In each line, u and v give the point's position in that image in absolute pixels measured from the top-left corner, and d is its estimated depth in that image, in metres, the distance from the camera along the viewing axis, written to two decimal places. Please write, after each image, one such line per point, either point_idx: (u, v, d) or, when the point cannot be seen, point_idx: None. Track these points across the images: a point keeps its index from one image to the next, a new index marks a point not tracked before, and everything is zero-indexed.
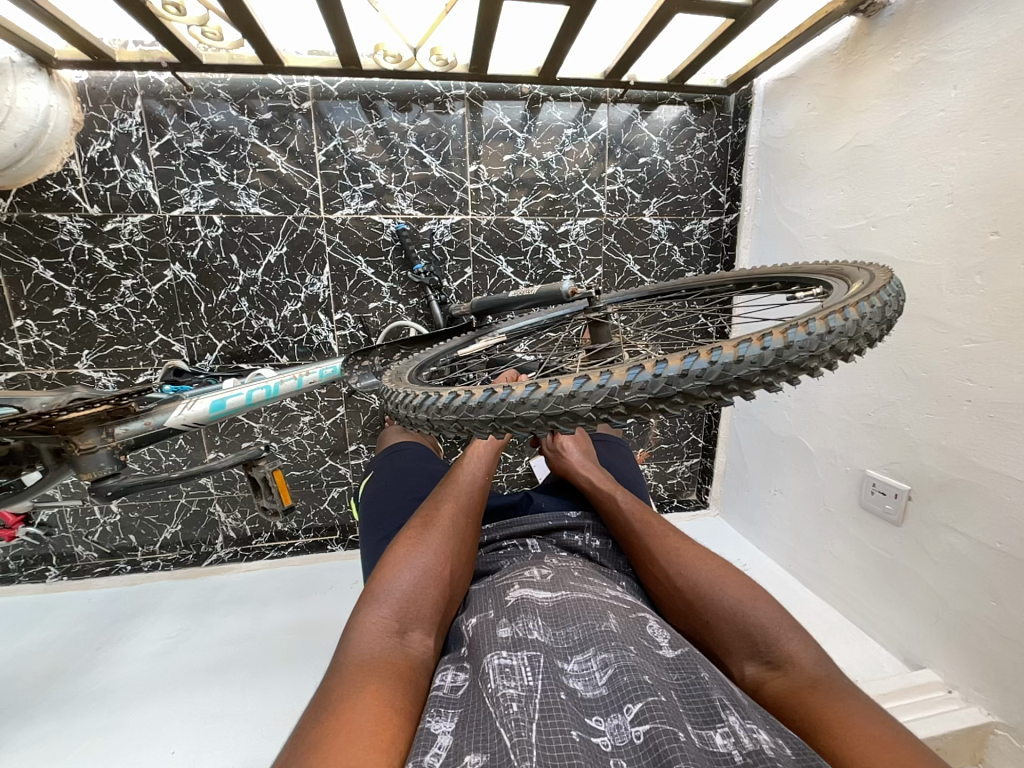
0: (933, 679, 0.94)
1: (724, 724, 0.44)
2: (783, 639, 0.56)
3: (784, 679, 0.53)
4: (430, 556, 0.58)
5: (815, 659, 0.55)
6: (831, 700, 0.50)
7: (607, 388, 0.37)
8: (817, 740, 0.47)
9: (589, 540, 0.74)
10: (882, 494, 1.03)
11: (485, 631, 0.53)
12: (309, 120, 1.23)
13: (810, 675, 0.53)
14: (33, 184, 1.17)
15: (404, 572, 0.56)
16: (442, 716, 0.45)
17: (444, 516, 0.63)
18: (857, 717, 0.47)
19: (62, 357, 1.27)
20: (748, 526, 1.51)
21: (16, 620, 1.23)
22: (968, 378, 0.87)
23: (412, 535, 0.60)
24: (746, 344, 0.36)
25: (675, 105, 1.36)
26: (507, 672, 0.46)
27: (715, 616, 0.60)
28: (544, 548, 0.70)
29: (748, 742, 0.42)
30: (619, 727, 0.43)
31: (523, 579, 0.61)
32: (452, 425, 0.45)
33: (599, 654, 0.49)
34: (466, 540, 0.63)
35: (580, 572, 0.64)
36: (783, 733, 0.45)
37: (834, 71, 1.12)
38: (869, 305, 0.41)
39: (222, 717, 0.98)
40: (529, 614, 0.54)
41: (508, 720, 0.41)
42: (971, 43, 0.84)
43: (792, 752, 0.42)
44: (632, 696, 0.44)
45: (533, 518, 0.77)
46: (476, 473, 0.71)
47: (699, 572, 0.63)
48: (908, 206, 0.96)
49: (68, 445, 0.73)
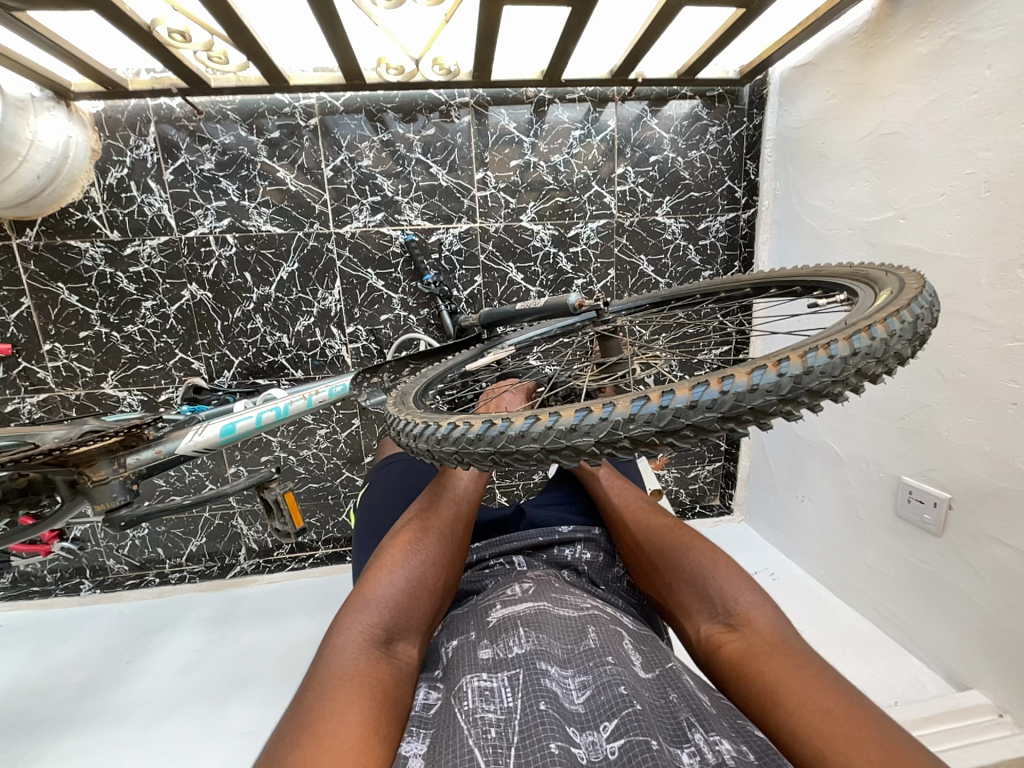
0: (981, 702, 0.88)
1: (691, 742, 0.41)
2: (740, 602, 0.53)
3: (740, 640, 0.50)
4: (423, 560, 0.56)
5: (774, 623, 0.51)
6: (787, 663, 0.46)
7: (611, 421, 0.35)
8: (771, 711, 0.43)
9: (580, 552, 0.69)
10: (920, 503, 0.97)
11: (465, 653, 0.51)
12: (316, 136, 1.23)
13: (766, 637, 0.50)
14: (56, 213, 1.21)
15: (395, 577, 0.54)
16: (413, 739, 0.43)
17: (442, 521, 0.61)
18: (811, 683, 0.44)
19: (88, 378, 1.31)
20: (774, 533, 1.45)
21: (53, 633, 1.27)
22: (1012, 378, 0.80)
23: (406, 536, 0.58)
24: (761, 370, 0.34)
25: (686, 100, 1.32)
26: (485, 695, 0.45)
27: (678, 578, 0.60)
28: (531, 564, 0.66)
29: (712, 756, 0.40)
30: (594, 743, 0.41)
31: (505, 596, 0.58)
32: (452, 457, 0.43)
33: (577, 674, 0.47)
34: (460, 547, 0.61)
35: (561, 585, 0.61)
36: (749, 736, 0.42)
37: (854, 56, 1.06)
38: (900, 319, 0.38)
39: (246, 731, 1.00)
40: (510, 630, 0.51)
41: (484, 744, 0.40)
42: (1006, 19, 0.78)
43: (755, 757, 0.40)
44: (608, 713, 0.43)
45: (522, 534, 0.72)
46: (472, 481, 0.69)
47: (667, 541, 0.63)
48: (940, 196, 0.90)
49: (82, 477, 0.75)
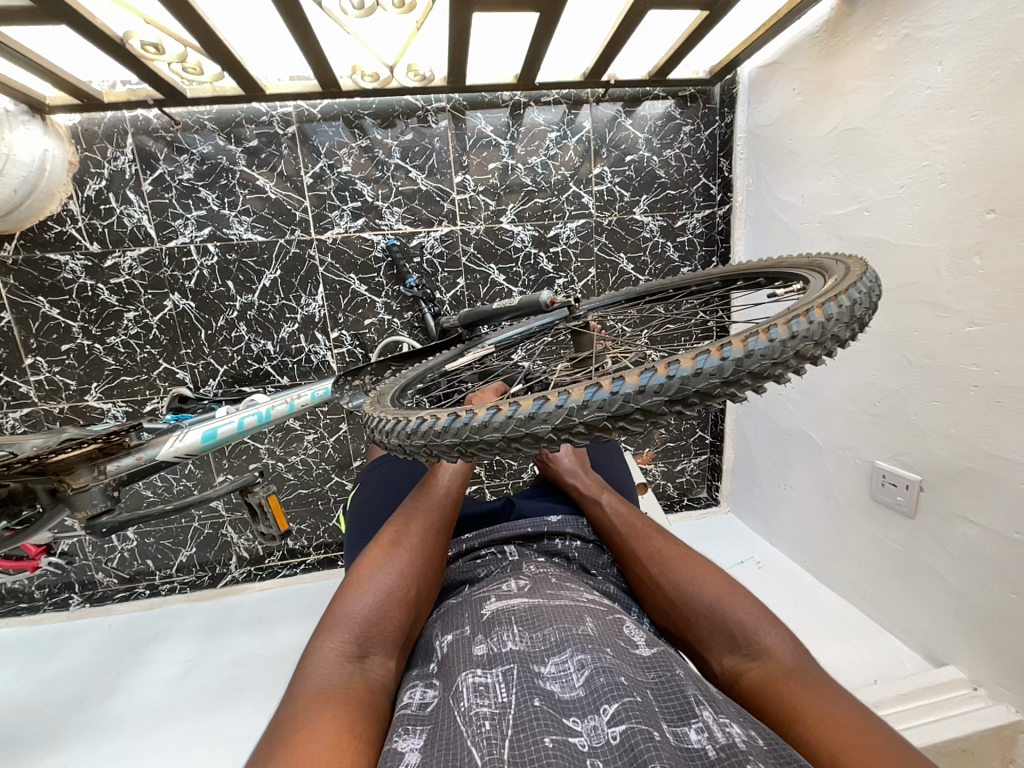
0: (956, 677, 0.90)
1: (698, 718, 0.43)
2: (761, 634, 0.55)
3: (762, 670, 0.52)
4: (395, 573, 0.56)
5: (793, 652, 0.53)
6: (808, 691, 0.49)
7: (566, 408, 0.37)
8: (791, 728, 0.46)
9: (570, 542, 0.71)
10: (893, 486, 1.00)
11: (461, 647, 0.51)
12: (295, 143, 1.25)
13: (787, 666, 0.52)
14: (35, 227, 1.21)
15: (365, 592, 0.55)
16: (412, 734, 0.43)
17: (415, 533, 0.61)
18: (830, 707, 0.46)
19: (72, 391, 1.31)
20: (760, 523, 1.47)
21: (43, 648, 1.26)
22: (973, 362, 0.83)
23: (378, 551, 0.59)
24: (704, 355, 0.35)
25: (659, 100, 1.35)
26: (481, 690, 0.45)
27: (697, 614, 0.58)
28: (523, 554, 0.67)
29: (722, 736, 0.41)
30: (596, 728, 0.42)
31: (499, 590, 0.58)
32: (421, 450, 0.44)
33: (575, 657, 0.47)
34: (434, 557, 0.61)
35: (558, 578, 0.61)
36: (757, 724, 0.44)
37: (817, 55, 1.10)
38: (837, 304, 0.40)
39: (238, 738, 1.00)
40: (504, 625, 0.52)
41: (480, 738, 0.41)
42: (955, 17, 0.81)
43: (765, 742, 0.41)
44: (608, 697, 0.43)
45: (512, 524, 0.73)
46: (449, 484, 0.70)
47: (682, 573, 0.62)
48: (900, 188, 0.93)
49: (62, 485, 0.76)
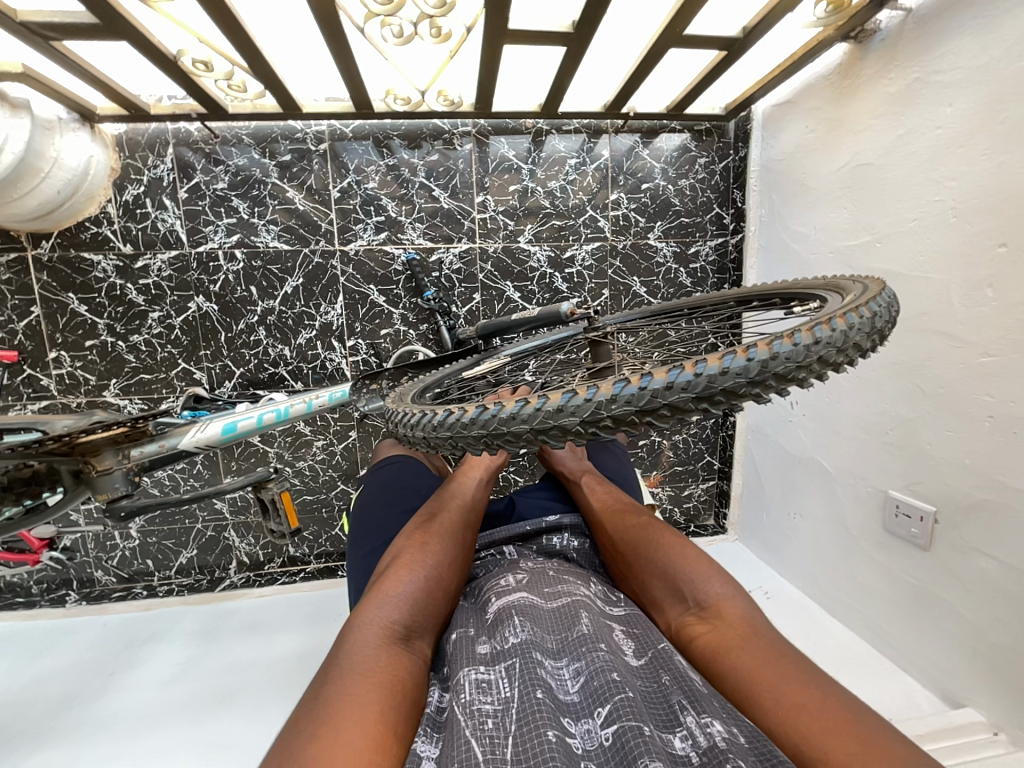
0: (974, 719, 0.87)
1: (682, 725, 0.42)
2: (711, 594, 0.54)
3: (711, 631, 0.51)
4: (440, 561, 0.57)
5: (743, 610, 0.52)
6: (755, 650, 0.47)
7: (594, 401, 0.38)
8: (748, 706, 0.44)
9: (568, 540, 0.70)
10: (906, 517, 0.99)
11: (464, 644, 0.51)
12: (325, 160, 1.30)
13: (736, 625, 0.50)
14: (73, 227, 1.26)
15: (413, 574, 0.54)
16: (426, 739, 0.42)
17: (457, 526, 0.63)
18: (782, 671, 0.44)
19: (91, 386, 1.33)
20: (768, 551, 1.45)
21: (36, 645, 1.25)
22: (986, 392, 0.84)
23: (423, 537, 0.60)
24: (731, 355, 0.37)
25: (676, 133, 1.41)
26: (484, 687, 0.45)
27: (650, 574, 0.60)
28: (521, 553, 0.66)
29: (703, 740, 0.40)
30: (590, 731, 0.42)
31: (499, 586, 0.58)
32: (447, 442, 0.46)
33: (571, 661, 0.47)
34: (469, 552, 0.62)
35: (555, 572, 0.61)
36: (739, 721, 0.42)
37: (829, 96, 1.15)
38: (858, 315, 0.41)
39: (227, 747, 0.97)
40: (506, 621, 0.51)
41: (482, 735, 0.40)
42: (962, 62, 0.86)
43: (746, 740, 0.40)
44: (602, 700, 0.43)
45: (510, 524, 0.73)
46: (480, 485, 0.71)
47: (640, 537, 0.63)
48: (912, 221, 0.96)
49: (86, 467, 0.77)
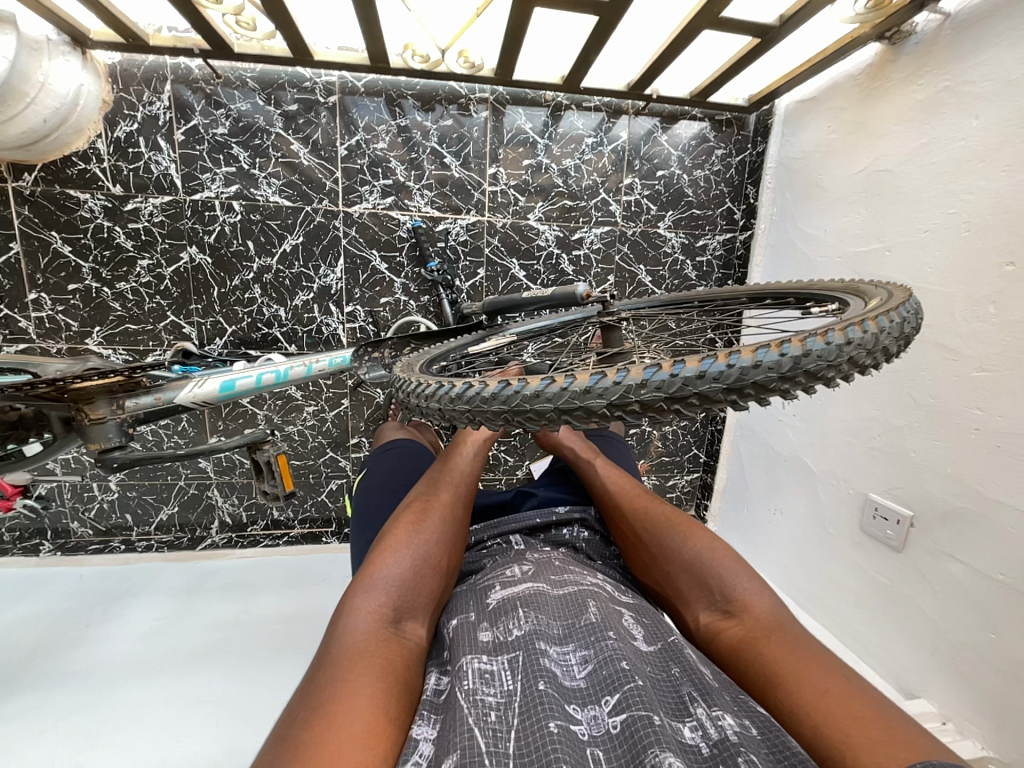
0: (927, 710, 0.92)
1: (693, 716, 0.44)
2: (740, 590, 0.56)
3: (740, 628, 0.53)
4: (427, 542, 0.56)
5: (773, 608, 0.54)
6: (786, 647, 0.49)
7: (624, 384, 0.38)
8: (774, 692, 0.46)
9: (577, 532, 0.71)
10: (883, 520, 1.03)
11: (466, 632, 0.51)
12: (334, 114, 1.24)
13: (766, 623, 0.52)
14: (58, 161, 1.18)
15: (400, 557, 0.54)
16: (423, 721, 0.43)
17: (444, 505, 0.62)
18: (809, 664, 0.47)
19: (73, 332, 1.27)
20: (745, 544, 1.50)
21: (8, 592, 1.22)
22: (977, 406, 0.86)
23: (410, 519, 0.59)
24: (765, 349, 0.36)
25: (696, 121, 1.38)
26: (486, 677, 0.45)
27: (676, 565, 0.61)
28: (529, 544, 0.67)
29: (715, 732, 0.42)
30: (596, 717, 0.43)
31: (504, 578, 0.58)
32: (463, 415, 0.45)
33: (578, 649, 0.49)
34: (460, 529, 0.62)
35: (562, 562, 0.62)
36: (750, 711, 0.44)
37: (855, 96, 1.13)
38: (888, 319, 0.41)
39: (205, 702, 0.98)
40: (510, 612, 0.52)
41: (485, 727, 0.41)
42: (995, 75, 0.85)
43: (758, 730, 0.42)
44: (610, 688, 0.44)
45: (521, 515, 0.73)
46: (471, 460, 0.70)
47: (663, 528, 0.64)
48: (924, 232, 0.96)
49: (79, 414, 0.74)
